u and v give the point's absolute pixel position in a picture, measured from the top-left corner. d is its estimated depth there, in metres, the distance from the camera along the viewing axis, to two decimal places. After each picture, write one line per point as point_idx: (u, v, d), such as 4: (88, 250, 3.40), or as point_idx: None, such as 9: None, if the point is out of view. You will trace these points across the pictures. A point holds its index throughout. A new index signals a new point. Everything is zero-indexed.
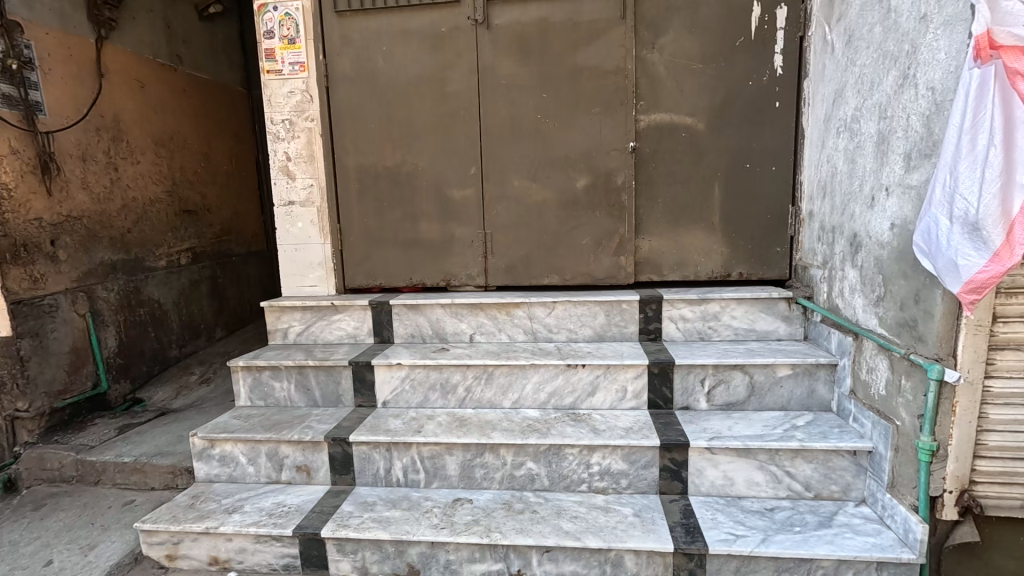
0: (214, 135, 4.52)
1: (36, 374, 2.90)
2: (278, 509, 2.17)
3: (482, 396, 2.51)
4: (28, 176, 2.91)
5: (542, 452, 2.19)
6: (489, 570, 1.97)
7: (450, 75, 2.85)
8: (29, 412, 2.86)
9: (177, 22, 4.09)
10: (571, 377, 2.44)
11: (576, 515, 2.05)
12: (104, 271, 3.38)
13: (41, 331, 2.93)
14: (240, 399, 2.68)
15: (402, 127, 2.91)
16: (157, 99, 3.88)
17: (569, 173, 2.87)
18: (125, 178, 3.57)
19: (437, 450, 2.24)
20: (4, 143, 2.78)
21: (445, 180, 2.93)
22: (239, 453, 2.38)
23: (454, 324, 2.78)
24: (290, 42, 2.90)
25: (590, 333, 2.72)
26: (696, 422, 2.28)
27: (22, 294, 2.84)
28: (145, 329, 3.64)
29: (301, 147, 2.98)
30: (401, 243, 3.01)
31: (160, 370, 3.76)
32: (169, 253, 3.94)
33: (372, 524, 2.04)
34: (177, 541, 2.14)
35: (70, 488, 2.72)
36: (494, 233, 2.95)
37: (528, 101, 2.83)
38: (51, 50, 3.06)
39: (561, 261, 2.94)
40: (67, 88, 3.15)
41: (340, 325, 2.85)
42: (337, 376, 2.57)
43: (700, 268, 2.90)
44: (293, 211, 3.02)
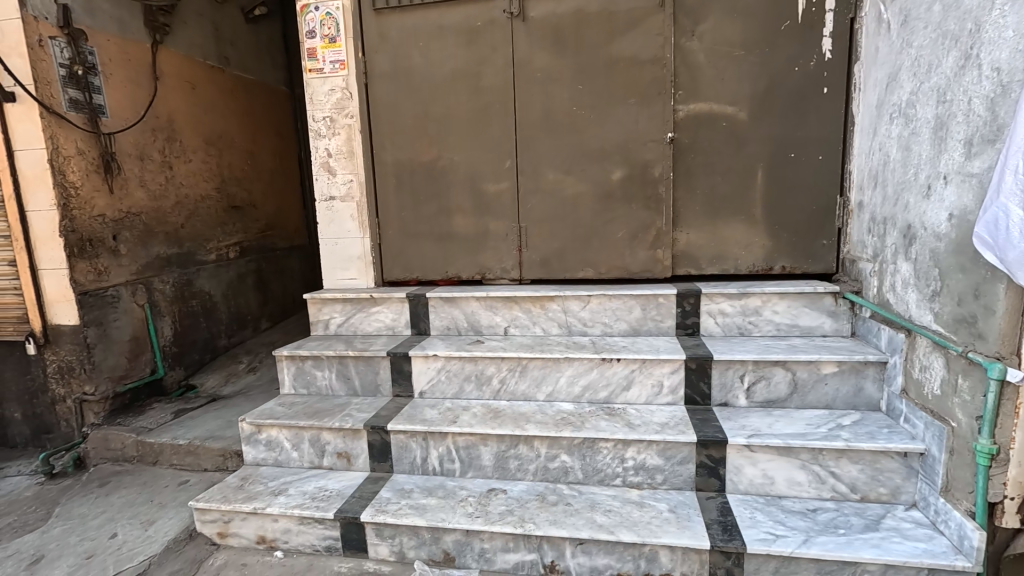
0: (259, 133, 4.69)
1: (101, 360, 3.11)
2: (320, 493, 2.26)
3: (516, 389, 2.53)
4: (92, 175, 3.11)
5: (576, 446, 2.19)
6: (523, 560, 1.99)
7: (485, 69, 2.86)
8: (94, 396, 3.07)
9: (225, 24, 4.26)
10: (605, 372, 2.43)
11: (610, 509, 2.04)
12: (160, 264, 3.57)
13: (104, 320, 3.14)
14: (284, 387, 2.79)
15: (438, 122, 2.95)
16: (206, 100, 4.06)
17: (605, 166, 2.84)
18: (178, 176, 3.75)
19: (472, 440, 2.27)
20: (71, 144, 2.97)
21: (480, 174, 2.95)
22: (284, 438, 2.48)
23: (488, 317, 2.81)
24: (330, 41, 2.98)
25: (625, 328, 2.70)
26: (734, 419, 2.23)
27: (87, 286, 3.05)
28: (197, 319, 3.84)
29: (341, 143, 3.05)
30: (436, 237, 3.06)
31: (210, 358, 3.96)
32: (218, 247, 4.13)
33: (409, 510, 2.10)
34: (228, 519, 2.26)
35: (131, 467, 2.91)
36: (529, 226, 2.96)
37: (563, 94, 2.81)
38: (112, 55, 3.24)
39: (596, 254, 2.92)
40: (126, 91, 3.34)
41: (379, 318, 2.92)
42: (376, 366, 2.65)
43: (740, 261, 2.82)
44: (333, 206, 3.11)
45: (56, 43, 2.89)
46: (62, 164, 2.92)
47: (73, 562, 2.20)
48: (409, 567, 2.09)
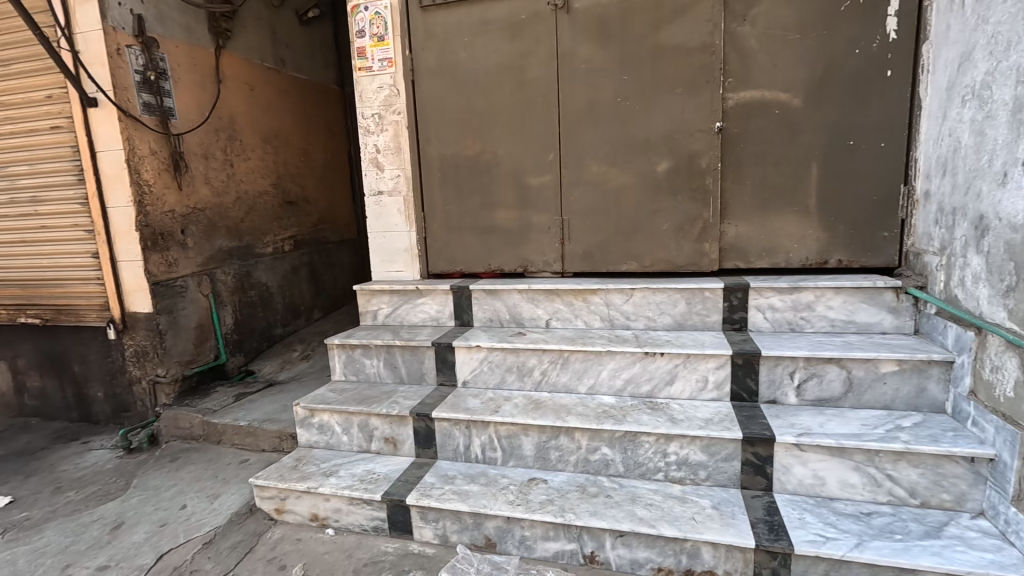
0: (312, 131, 4.88)
1: (171, 345, 3.37)
2: (368, 476, 2.37)
3: (558, 380, 2.54)
4: (163, 174, 3.34)
5: (617, 439, 2.19)
6: (563, 549, 2.02)
7: (529, 62, 2.87)
8: (166, 378, 3.33)
9: (281, 27, 4.45)
10: (648, 365, 2.41)
11: (651, 502, 2.03)
12: (222, 256, 3.81)
13: (174, 308, 3.38)
14: (335, 374, 2.92)
15: (482, 116, 2.99)
16: (264, 100, 4.26)
17: (650, 157, 2.79)
18: (239, 174, 3.97)
19: (514, 430, 2.31)
20: (145, 145, 3.21)
21: (523, 167, 2.97)
22: (335, 423, 2.60)
23: (530, 309, 2.83)
24: (379, 39, 3.06)
25: (669, 322, 2.66)
26: (783, 417, 2.16)
27: (159, 276, 3.30)
28: (255, 309, 4.06)
29: (389, 139, 3.14)
30: (480, 230, 3.10)
31: (267, 346, 4.18)
32: (275, 240, 4.35)
33: (452, 495, 2.16)
34: (284, 497, 2.40)
35: (198, 445, 3.12)
36: (571, 219, 2.95)
37: (608, 85, 2.78)
38: (180, 60, 3.47)
39: (640, 247, 2.89)
40: (193, 94, 3.56)
41: (424, 309, 3.00)
42: (421, 356, 2.73)
43: (792, 254, 2.71)
44: (381, 201, 3.21)
45: (132, 51, 3.13)
46: (137, 164, 3.16)
47: (148, 529, 2.40)
48: (451, 550, 2.15)
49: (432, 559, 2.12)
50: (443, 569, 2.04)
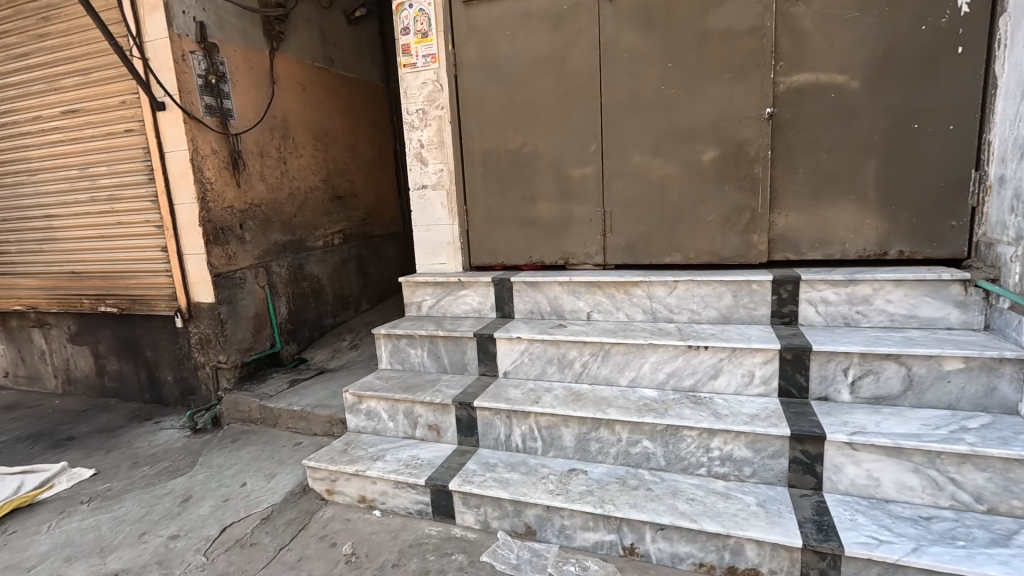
0: (360, 127, 5.03)
1: (231, 334, 3.59)
2: (413, 461, 2.45)
3: (599, 373, 2.54)
4: (223, 172, 3.54)
5: (658, 432, 2.17)
6: (602, 539, 2.03)
7: (571, 52, 2.85)
8: (227, 364, 3.56)
9: (330, 28, 4.61)
10: (692, 359, 2.36)
11: (692, 497, 2.01)
12: (277, 250, 4.00)
13: (233, 299, 3.60)
14: (382, 363, 3.03)
15: (524, 109, 2.99)
16: (315, 99, 4.43)
17: (695, 146, 2.72)
18: (292, 170, 4.16)
19: (554, 421, 2.33)
20: (208, 145, 3.42)
21: (565, 160, 2.96)
22: (382, 409, 2.70)
23: (571, 301, 2.83)
24: (423, 36, 3.11)
25: (714, 315, 2.60)
26: (835, 414, 2.07)
27: (220, 269, 3.51)
28: (307, 300, 4.25)
29: (433, 134, 3.19)
30: (521, 222, 3.12)
31: (318, 335, 4.37)
32: (325, 235, 4.53)
33: (493, 483, 2.21)
34: (334, 478, 2.52)
35: (256, 428, 3.32)
36: (613, 211, 2.93)
37: (652, 73, 2.73)
38: (238, 64, 3.66)
39: (684, 239, 2.83)
40: (249, 95, 3.75)
41: (466, 300, 3.06)
42: (463, 346, 2.78)
43: (848, 246, 2.59)
44: (425, 195, 3.26)
45: (195, 56, 3.33)
46: (200, 163, 3.37)
47: (213, 504, 2.58)
48: (492, 536, 2.21)
49: (473, 543, 2.17)
50: (484, 553, 2.10)
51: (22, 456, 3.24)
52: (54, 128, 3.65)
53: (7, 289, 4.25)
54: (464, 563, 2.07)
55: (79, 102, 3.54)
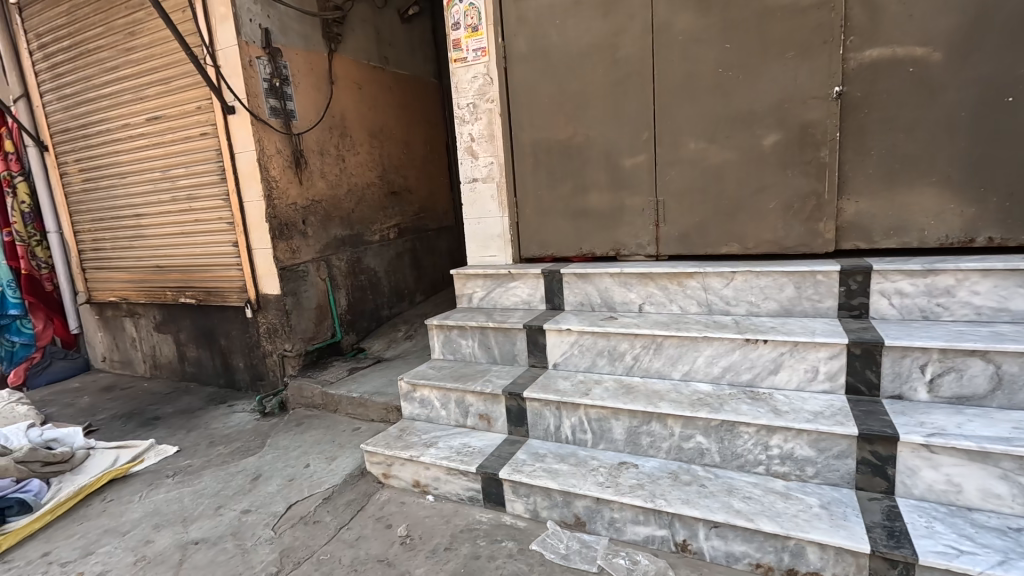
0: (414, 124, 5.14)
1: (296, 324, 3.80)
2: (464, 449, 2.51)
3: (651, 366, 2.49)
4: (287, 170, 3.75)
5: (713, 427, 2.10)
6: (653, 534, 1.99)
7: (623, 39, 2.78)
8: (292, 352, 3.77)
9: (384, 27, 4.74)
10: (749, 353, 2.27)
11: (749, 496, 1.94)
12: (337, 244, 4.19)
13: (297, 290, 3.81)
14: (434, 353, 3.11)
15: (575, 98, 2.96)
16: (371, 97, 4.57)
17: (755, 130, 2.59)
18: (350, 167, 4.32)
19: (604, 413, 2.31)
20: (273, 145, 3.62)
21: (616, 148, 2.91)
22: (434, 398, 2.78)
23: (622, 293, 2.78)
24: (473, 30, 3.13)
25: (774, 308, 2.47)
26: (910, 414, 1.93)
27: (285, 262, 3.72)
28: (365, 292, 4.42)
29: (483, 127, 3.21)
30: (572, 214, 3.10)
31: (375, 326, 4.54)
32: (382, 229, 4.68)
33: (542, 473, 2.23)
34: (390, 463, 2.61)
35: (318, 412, 3.51)
36: (667, 200, 2.84)
37: (708, 55, 2.62)
38: (299, 67, 3.84)
39: (743, 228, 2.70)
40: (310, 96, 3.93)
41: (517, 292, 3.08)
42: (513, 337, 2.81)
43: (927, 233, 2.39)
44: (476, 188, 3.30)
45: (260, 61, 3.54)
46: (266, 162, 3.58)
47: (280, 482, 2.76)
48: (542, 525, 2.22)
49: (523, 531, 2.20)
50: (534, 542, 2.12)
51: (118, 432, 3.58)
52: (139, 134, 3.98)
53: (103, 282, 4.70)
54: (514, 550, 2.10)
55: (160, 109, 3.84)
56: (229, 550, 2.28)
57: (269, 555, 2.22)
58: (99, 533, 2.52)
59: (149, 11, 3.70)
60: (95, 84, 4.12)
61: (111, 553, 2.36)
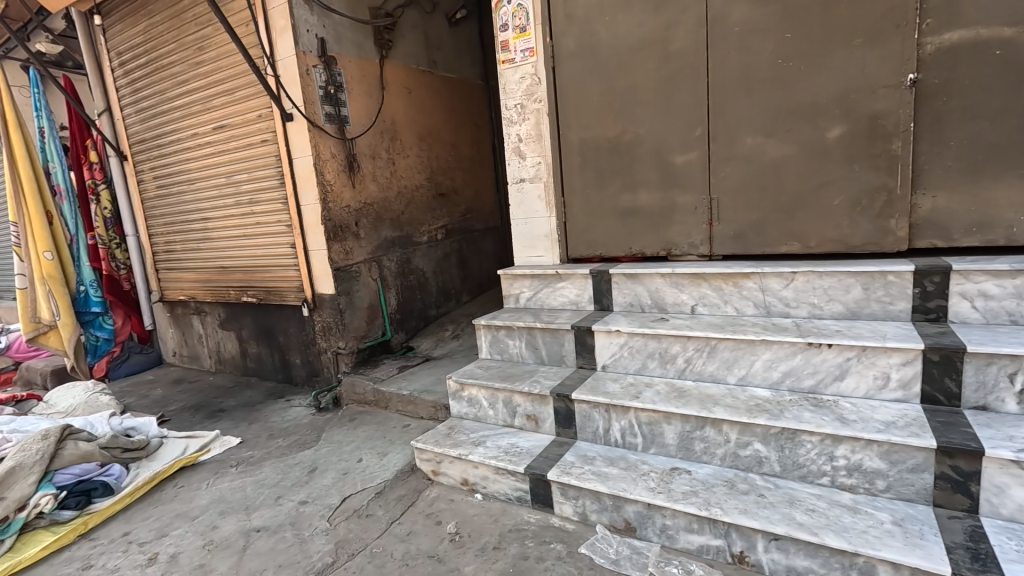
0: (461, 126, 5.20)
1: (348, 322, 3.93)
2: (512, 449, 2.52)
3: (704, 369, 2.41)
4: (341, 173, 3.88)
5: (772, 435, 2.01)
6: (708, 543, 1.93)
7: (674, 32, 2.71)
8: (345, 349, 3.91)
9: (432, 32, 4.82)
10: (812, 358, 2.15)
11: (813, 508, 1.84)
12: (387, 245, 4.30)
13: (350, 290, 3.94)
14: (481, 352, 3.13)
15: (624, 95, 2.91)
16: (419, 101, 4.66)
17: (818, 122, 2.46)
18: (400, 170, 4.43)
19: (655, 417, 2.25)
20: (328, 150, 3.76)
21: (668, 146, 2.83)
22: (482, 398, 2.80)
23: (674, 294, 2.71)
24: (521, 31, 3.14)
25: (839, 310, 2.34)
26: (997, 426, 1.77)
27: (339, 262, 3.86)
28: (414, 292, 4.52)
29: (531, 127, 3.21)
30: (621, 213, 3.05)
31: (423, 325, 4.64)
32: (430, 230, 4.76)
33: (591, 476, 2.20)
34: (439, 461, 2.65)
35: (370, 409, 3.61)
36: (721, 198, 2.74)
37: (766, 46, 2.51)
38: (352, 74, 3.97)
39: (804, 226, 2.57)
40: (362, 102, 4.05)
41: (564, 292, 3.05)
42: (561, 338, 2.79)
43: (1016, 229, 2.19)
44: (523, 188, 3.30)
45: (317, 70, 3.68)
46: (322, 167, 3.72)
47: (334, 475, 2.86)
48: (591, 528, 2.19)
49: (571, 534, 2.18)
50: (583, 545, 2.10)
51: (187, 423, 3.83)
52: (207, 142, 4.23)
53: (173, 282, 5.03)
54: (563, 552, 2.08)
55: (226, 118, 4.06)
56: (288, 538, 2.38)
57: (325, 546, 2.30)
58: (172, 516, 2.69)
59: (216, 27, 3.93)
60: (168, 96, 4.41)
61: (181, 536, 2.51)
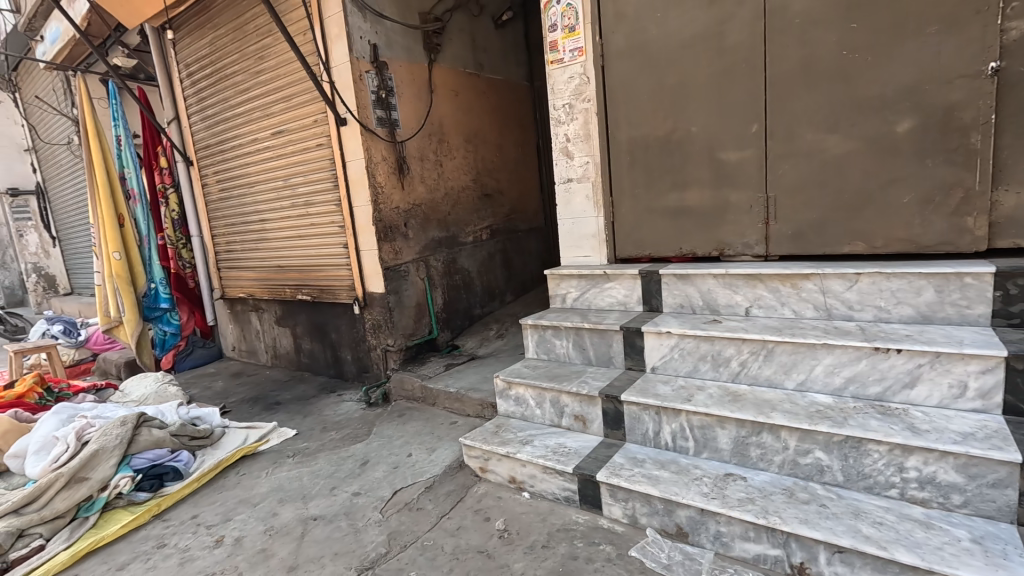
0: (506, 127, 5.23)
1: (397, 321, 4.03)
2: (560, 449, 2.52)
3: (760, 373, 2.33)
4: (392, 175, 3.99)
5: (835, 443, 1.93)
6: (766, 553, 1.87)
7: (729, 27, 2.64)
8: (394, 347, 4.02)
9: (479, 34, 4.88)
10: (879, 363, 2.05)
11: (881, 521, 1.75)
12: (434, 245, 4.38)
13: (399, 289, 4.04)
14: (528, 352, 3.14)
15: (676, 93, 2.85)
16: (466, 103, 4.72)
17: (886, 116, 2.34)
18: (447, 171, 4.50)
19: (708, 421, 2.20)
20: (379, 153, 3.87)
21: (721, 143, 2.76)
22: (529, 397, 2.82)
23: (727, 295, 2.64)
24: (570, 30, 3.13)
25: (910, 314, 2.21)
26: None
27: (389, 262, 3.97)
28: (459, 291, 4.59)
29: (579, 127, 3.20)
30: (671, 212, 2.99)
31: (468, 324, 4.70)
32: (475, 230, 4.82)
33: (642, 478, 2.17)
34: (487, 458, 2.69)
35: (418, 405, 3.70)
36: (778, 196, 2.65)
37: (829, 37, 2.41)
38: (402, 78, 4.07)
39: (870, 225, 2.45)
40: (412, 105, 4.15)
41: (612, 293, 3.03)
42: (609, 339, 2.77)
43: None
44: (570, 188, 3.29)
45: (369, 75, 3.81)
46: (373, 169, 3.83)
47: (386, 469, 2.94)
48: (641, 532, 2.17)
49: (621, 536, 2.16)
50: (633, 548, 2.08)
51: (247, 414, 4.03)
52: (266, 147, 4.44)
53: (233, 280, 5.30)
54: (612, 554, 2.07)
55: (284, 124, 4.25)
56: (343, 528, 2.47)
57: (378, 537, 2.37)
58: (235, 502, 2.84)
59: (276, 37, 4.12)
60: (231, 104, 4.65)
61: (245, 521, 2.65)
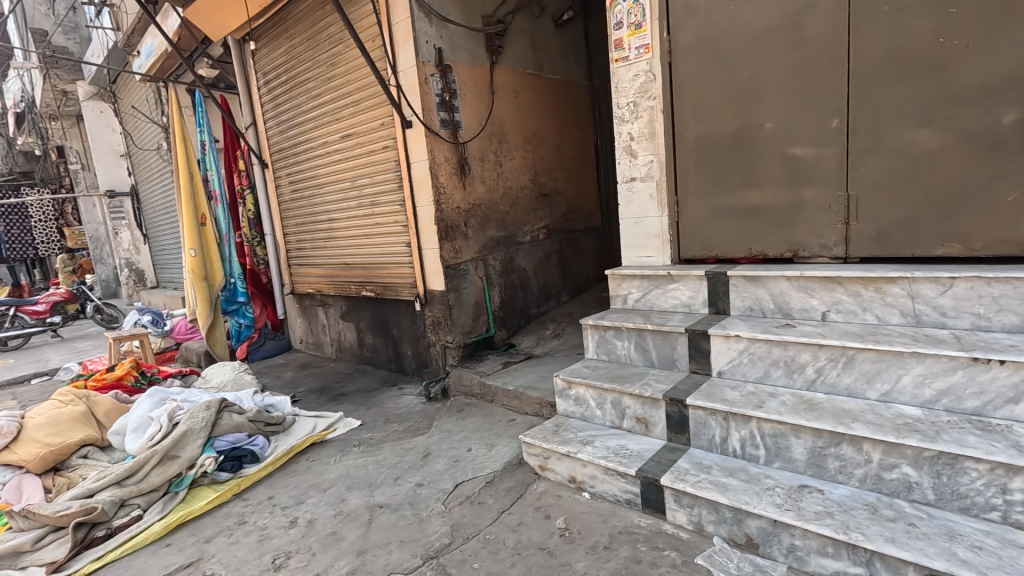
0: (564, 126, 5.22)
1: (457, 318, 4.12)
2: (622, 451, 2.49)
3: (839, 381, 2.21)
4: (454, 176, 4.08)
5: (926, 459, 1.80)
6: (845, 570, 1.78)
7: (809, 17, 2.52)
8: (453, 344, 4.12)
9: (539, 35, 4.90)
10: (978, 375, 1.89)
11: (979, 545, 1.62)
12: (493, 245, 4.44)
13: (459, 287, 4.13)
14: (588, 352, 3.13)
15: (748, 88, 2.75)
16: (526, 103, 4.75)
17: (988, 108, 2.16)
18: (506, 171, 4.55)
19: (781, 429, 2.11)
20: (442, 154, 3.97)
21: (797, 139, 2.64)
22: (590, 397, 2.81)
23: (802, 299, 2.53)
24: (637, 27, 3.08)
25: (1014, 322, 2.03)
26: None
27: (449, 261, 4.06)
28: (516, 290, 4.63)
29: (644, 125, 3.14)
30: (741, 212, 2.89)
31: (524, 323, 4.73)
32: (533, 230, 4.84)
33: (709, 485, 2.11)
34: (547, 456, 2.70)
35: (476, 401, 3.76)
36: (860, 195, 2.50)
37: (922, 25, 2.24)
38: (465, 80, 4.16)
39: (966, 226, 2.27)
40: (474, 106, 4.23)
41: (675, 294, 2.96)
42: (673, 341, 2.72)
43: None
44: (634, 187, 3.23)
45: (434, 78, 3.91)
46: (437, 170, 3.94)
47: (447, 462, 3.02)
48: (707, 540, 2.11)
49: (686, 543, 2.11)
50: (700, 556, 2.03)
51: (314, 404, 4.24)
52: (335, 150, 4.67)
53: (303, 276, 5.59)
54: (677, 560, 2.03)
55: (352, 128, 4.44)
56: (408, 516, 2.56)
57: (442, 527, 2.44)
58: (307, 486, 3.01)
59: (348, 44, 4.30)
60: (304, 110, 4.91)
61: (316, 505, 2.80)
